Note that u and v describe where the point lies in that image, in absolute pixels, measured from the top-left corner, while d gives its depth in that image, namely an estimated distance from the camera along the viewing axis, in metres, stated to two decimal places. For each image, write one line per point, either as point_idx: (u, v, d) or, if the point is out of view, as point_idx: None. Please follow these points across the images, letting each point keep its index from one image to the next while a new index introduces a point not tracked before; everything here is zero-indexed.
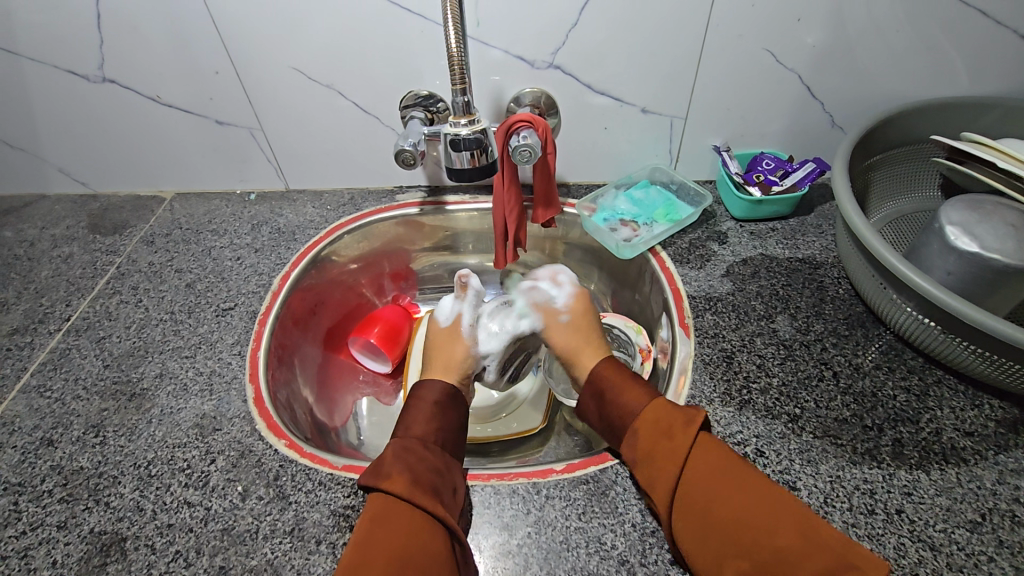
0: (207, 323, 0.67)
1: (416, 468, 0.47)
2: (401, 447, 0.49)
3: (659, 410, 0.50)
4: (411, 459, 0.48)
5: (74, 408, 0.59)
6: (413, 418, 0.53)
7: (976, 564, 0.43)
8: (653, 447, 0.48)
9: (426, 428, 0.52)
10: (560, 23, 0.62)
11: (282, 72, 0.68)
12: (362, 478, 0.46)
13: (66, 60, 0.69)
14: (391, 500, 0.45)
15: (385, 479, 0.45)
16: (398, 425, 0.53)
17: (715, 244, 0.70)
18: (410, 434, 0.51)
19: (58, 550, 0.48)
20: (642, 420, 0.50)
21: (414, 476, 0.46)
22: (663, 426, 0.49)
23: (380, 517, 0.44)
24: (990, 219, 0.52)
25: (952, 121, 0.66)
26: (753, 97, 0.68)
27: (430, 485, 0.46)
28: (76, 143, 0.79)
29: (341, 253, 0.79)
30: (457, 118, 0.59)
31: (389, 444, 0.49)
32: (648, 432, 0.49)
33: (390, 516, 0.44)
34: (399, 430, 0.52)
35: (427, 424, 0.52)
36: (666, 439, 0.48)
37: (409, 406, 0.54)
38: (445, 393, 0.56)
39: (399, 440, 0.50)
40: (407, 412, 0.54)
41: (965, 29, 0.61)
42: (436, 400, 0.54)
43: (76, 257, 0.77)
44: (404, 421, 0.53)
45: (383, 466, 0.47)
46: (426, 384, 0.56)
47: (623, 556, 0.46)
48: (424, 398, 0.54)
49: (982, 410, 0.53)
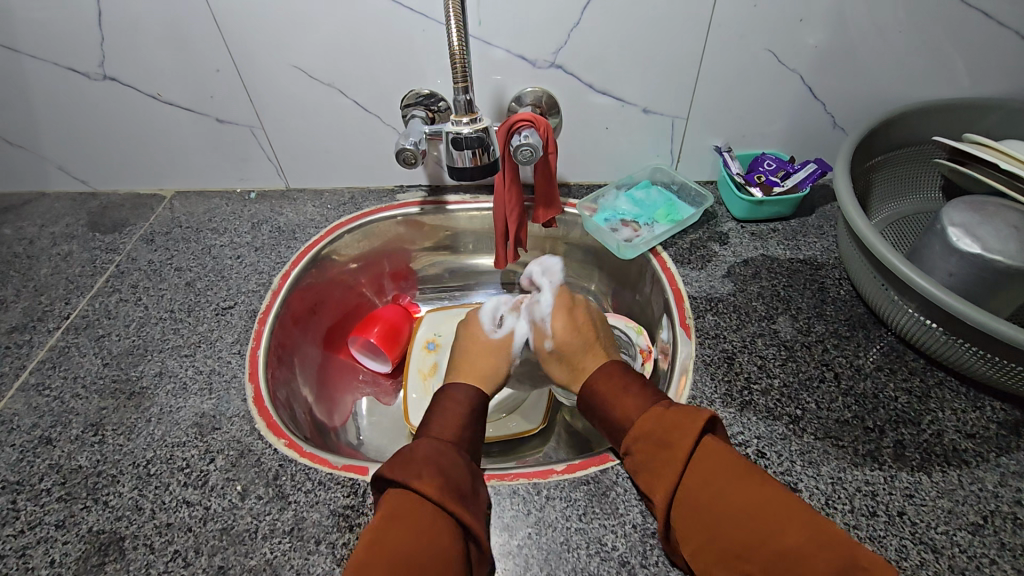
0: (206, 322, 0.67)
1: (445, 470, 0.47)
2: (429, 447, 0.48)
3: (655, 417, 0.49)
4: (439, 459, 0.47)
5: (73, 406, 0.59)
6: (443, 420, 0.53)
7: (977, 566, 0.43)
8: (652, 455, 0.47)
9: (457, 434, 0.51)
10: (561, 22, 0.62)
11: (284, 71, 0.68)
12: (390, 471, 0.45)
13: (66, 58, 0.69)
14: (410, 498, 0.44)
15: (414, 478, 0.45)
16: (427, 425, 0.52)
17: (716, 245, 0.70)
18: (441, 436, 0.50)
19: (56, 549, 0.48)
20: (638, 427, 0.49)
21: (439, 477, 0.46)
22: (662, 431, 0.47)
23: (396, 513, 0.43)
24: (993, 220, 0.52)
25: (953, 123, 0.66)
26: (754, 98, 0.68)
27: (456, 488, 0.46)
28: (75, 140, 0.79)
29: (341, 252, 0.79)
30: (459, 117, 0.59)
31: (419, 442, 0.49)
32: (644, 438, 0.48)
33: (410, 515, 0.43)
34: (427, 431, 0.51)
35: (458, 430, 0.52)
36: (662, 441, 0.47)
37: (442, 408, 0.54)
38: (478, 400, 0.55)
39: (429, 440, 0.49)
40: (438, 412, 0.53)
41: (968, 31, 0.61)
42: (470, 407, 0.54)
43: (76, 255, 0.77)
44: (433, 422, 0.52)
45: (411, 463, 0.46)
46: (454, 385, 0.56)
47: (624, 557, 0.46)
48: (454, 399, 0.54)
49: (983, 412, 0.53)
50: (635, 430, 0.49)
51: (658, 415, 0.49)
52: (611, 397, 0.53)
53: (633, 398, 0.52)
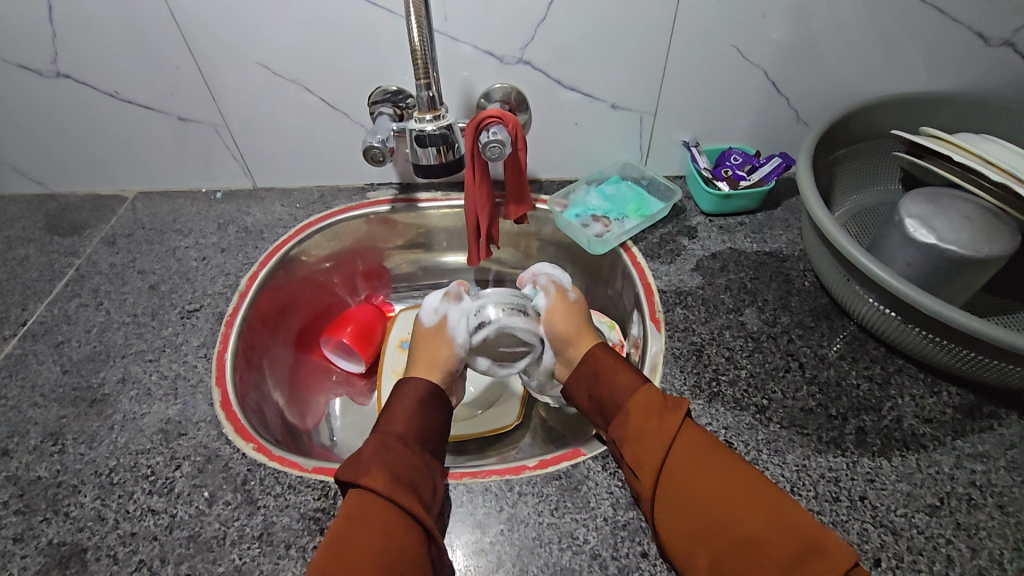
0: (171, 326, 0.65)
1: (396, 465, 0.46)
2: (379, 444, 0.47)
3: (647, 396, 0.50)
4: (391, 456, 0.46)
5: (31, 415, 0.57)
6: (397, 414, 0.51)
7: (934, 546, 0.45)
8: (641, 431, 0.48)
9: (408, 427, 0.50)
10: (527, 18, 0.62)
11: (248, 67, 0.67)
12: (341, 474, 0.44)
13: (18, 54, 0.66)
14: (367, 500, 0.43)
15: (364, 476, 0.44)
16: (379, 422, 0.51)
17: (685, 238, 0.71)
18: (390, 431, 0.49)
19: (15, 563, 0.47)
20: (631, 406, 0.49)
21: (393, 475, 0.45)
22: (651, 411, 0.48)
23: (356, 515, 0.42)
24: (947, 211, 0.53)
25: (910, 117, 0.68)
26: (719, 94, 0.69)
27: (409, 485, 0.45)
28: (33, 142, 0.77)
29: (311, 252, 0.78)
30: (422, 113, 0.59)
31: (370, 439, 0.48)
32: (635, 416, 0.49)
33: (364, 513, 0.42)
34: (379, 427, 0.50)
35: (408, 422, 0.50)
36: (653, 419, 0.48)
37: (390, 403, 0.52)
38: (428, 391, 0.53)
39: (378, 436, 0.48)
40: (389, 409, 0.52)
41: (923, 26, 0.63)
42: (419, 398, 0.52)
43: (33, 259, 0.75)
44: (384, 419, 0.51)
45: (362, 463, 0.45)
46: (406, 382, 0.54)
47: (595, 550, 0.46)
48: (403, 393, 0.53)
49: (940, 398, 0.54)
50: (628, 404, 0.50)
51: (650, 394, 0.50)
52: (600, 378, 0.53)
53: (627, 373, 0.52)
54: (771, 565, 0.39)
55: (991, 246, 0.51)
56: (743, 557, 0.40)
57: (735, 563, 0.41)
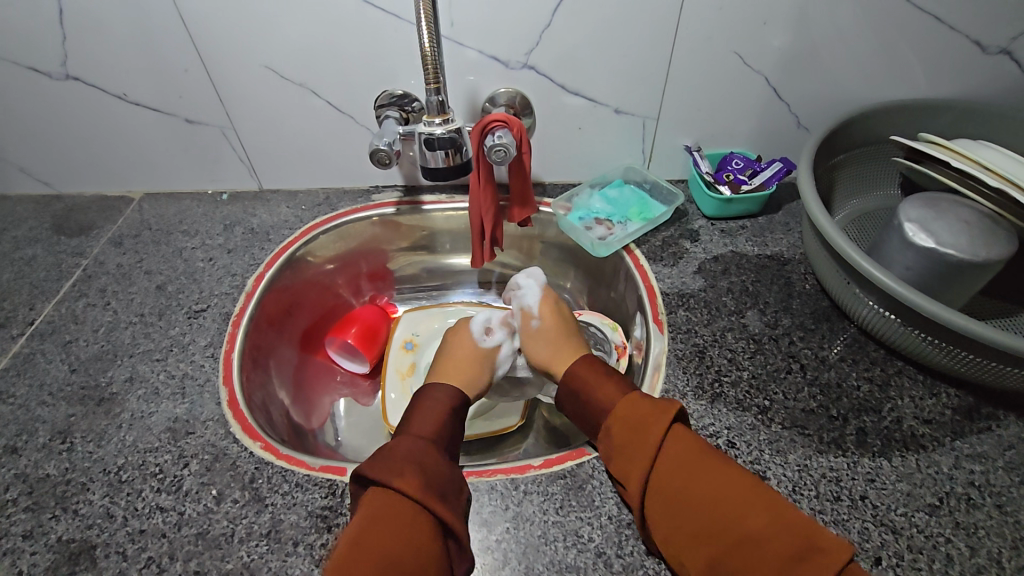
0: (178, 326, 0.66)
1: (427, 469, 0.46)
2: (409, 445, 0.48)
3: (630, 404, 0.50)
4: (421, 458, 0.47)
5: (40, 413, 0.58)
6: (425, 419, 0.52)
7: (934, 545, 0.45)
8: (627, 440, 0.48)
9: (433, 432, 0.51)
10: (532, 24, 0.63)
11: (257, 71, 0.68)
12: (373, 471, 0.44)
13: (27, 56, 0.67)
14: (396, 500, 0.43)
15: (397, 477, 0.44)
16: (406, 425, 0.51)
17: (687, 242, 0.72)
18: (419, 434, 0.50)
19: (24, 559, 0.47)
20: (614, 417, 0.50)
21: (424, 477, 0.45)
22: (636, 418, 0.49)
23: (382, 515, 0.42)
24: (946, 216, 0.54)
25: (909, 123, 0.69)
26: (721, 99, 0.70)
27: (440, 489, 0.45)
28: (42, 143, 0.77)
29: (317, 253, 0.79)
30: (432, 118, 0.60)
31: (401, 441, 0.48)
32: (622, 425, 0.49)
33: (394, 514, 0.42)
34: (407, 429, 0.51)
35: (435, 428, 0.51)
36: (639, 426, 0.48)
37: (419, 406, 0.53)
38: (456, 399, 0.55)
39: (407, 438, 0.49)
40: (416, 412, 0.53)
41: (921, 34, 0.64)
42: (449, 404, 0.54)
43: (40, 259, 0.75)
44: (411, 422, 0.52)
45: (394, 463, 0.45)
46: (438, 386, 0.56)
47: (600, 548, 0.47)
48: (434, 398, 0.54)
49: (939, 399, 0.55)
50: (615, 414, 0.50)
51: (636, 401, 0.50)
52: (589, 388, 0.54)
53: (613, 385, 0.53)
54: (771, 564, 0.39)
55: (989, 251, 0.52)
56: (739, 558, 0.40)
57: (733, 563, 0.40)
